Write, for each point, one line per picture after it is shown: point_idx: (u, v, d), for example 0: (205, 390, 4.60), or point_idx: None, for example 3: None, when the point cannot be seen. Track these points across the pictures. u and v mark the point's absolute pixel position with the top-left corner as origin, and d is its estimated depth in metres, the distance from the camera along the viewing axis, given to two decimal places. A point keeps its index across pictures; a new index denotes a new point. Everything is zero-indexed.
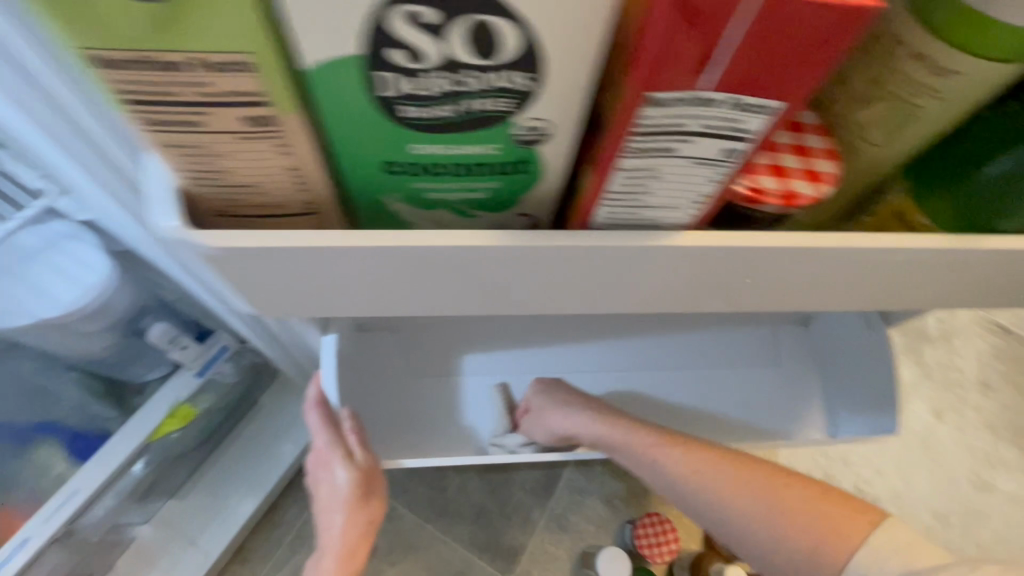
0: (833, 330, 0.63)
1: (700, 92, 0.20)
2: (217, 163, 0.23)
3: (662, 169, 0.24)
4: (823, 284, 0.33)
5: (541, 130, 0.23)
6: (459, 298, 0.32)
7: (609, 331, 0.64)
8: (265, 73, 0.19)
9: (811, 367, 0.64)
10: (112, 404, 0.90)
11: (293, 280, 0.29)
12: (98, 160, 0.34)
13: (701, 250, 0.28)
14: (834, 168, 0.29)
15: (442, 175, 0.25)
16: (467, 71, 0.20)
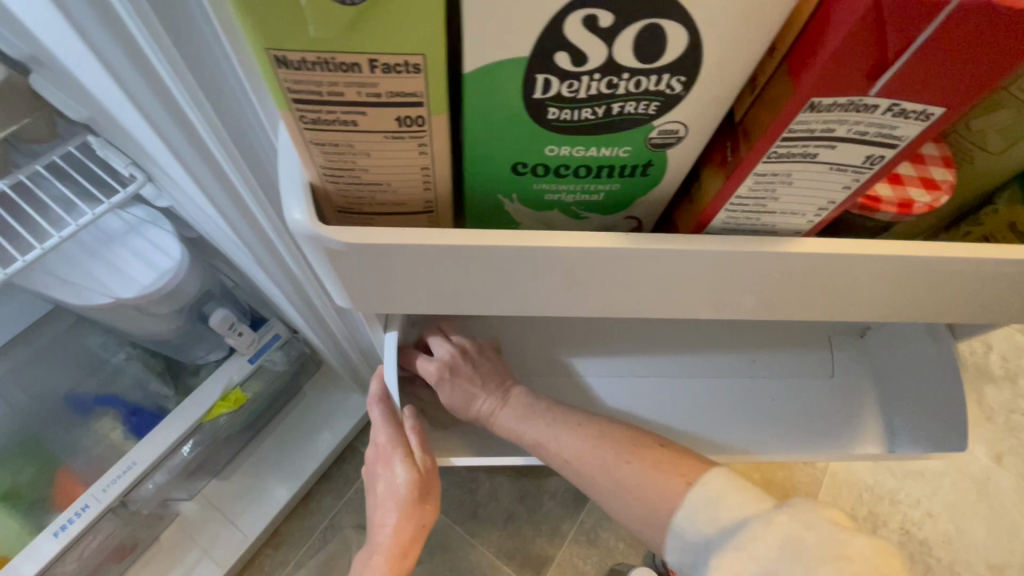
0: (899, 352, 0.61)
1: (864, 98, 0.19)
2: (358, 160, 0.23)
3: (795, 175, 0.23)
4: (931, 297, 0.32)
5: (676, 134, 0.23)
6: (557, 302, 0.32)
7: None
8: (431, 73, 0.19)
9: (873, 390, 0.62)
10: (167, 383, 0.93)
11: (401, 277, 0.29)
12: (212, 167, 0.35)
13: (818, 260, 0.28)
14: (950, 176, 0.29)
15: (565, 174, 0.25)
16: (624, 74, 0.20)
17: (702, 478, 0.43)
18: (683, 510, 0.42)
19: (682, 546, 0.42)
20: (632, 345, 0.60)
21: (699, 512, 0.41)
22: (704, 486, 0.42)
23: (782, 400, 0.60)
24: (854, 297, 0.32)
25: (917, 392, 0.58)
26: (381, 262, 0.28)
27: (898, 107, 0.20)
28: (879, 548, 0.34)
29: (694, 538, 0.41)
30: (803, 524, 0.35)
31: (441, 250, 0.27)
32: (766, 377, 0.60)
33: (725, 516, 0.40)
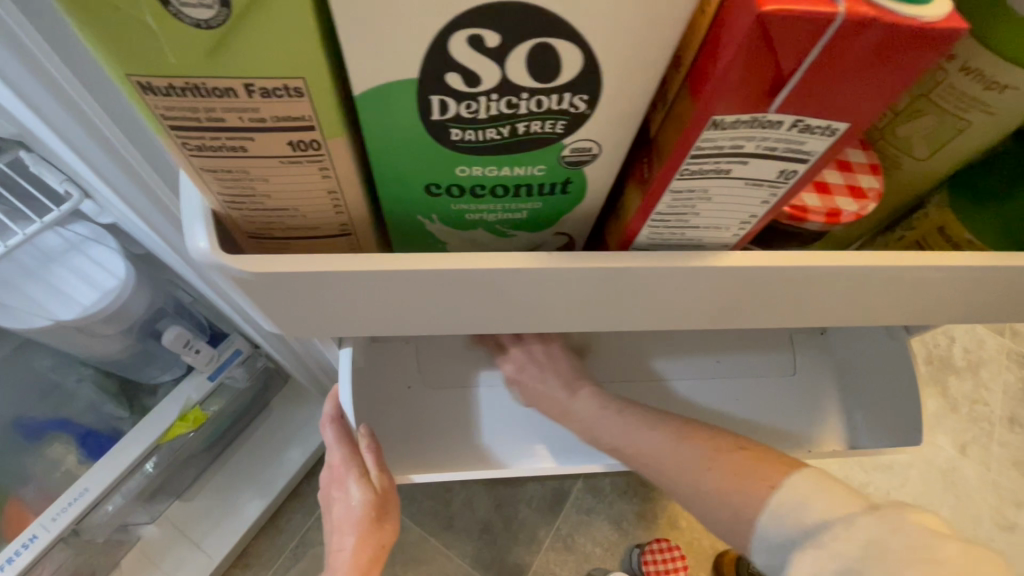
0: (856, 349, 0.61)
1: (766, 115, 0.19)
2: (257, 186, 0.22)
3: (712, 191, 0.23)
4: (872, 301, 0.32)
5: (590, 151, 0.22)
6: (491, 323, 0.31)
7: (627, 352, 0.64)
8: (315, 98, 0.18)
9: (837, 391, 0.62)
10: (122, 405, 0.89)
11: (322, 301, 0.27)
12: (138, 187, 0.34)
13: (748, 272, 0.27)
14: (876, 184, 0.29)
15: (481, 194, 0.24)
16: (521, 94, 0.19)
17: (787, 480, 0.42)
18: (767, 514, 0.41)
19: (767, 547, 0.41)
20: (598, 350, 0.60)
21: (789, 515, 0.40)
22: (791, 488, 0.41)
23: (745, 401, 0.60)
24: (799, 304, 0.31)
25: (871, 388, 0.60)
26: (296, 289, 0.26)
27: (803, 123, 0.19)
28: (973, 553, 0.33)
29: (783, 540, 0.40)
30: (889, 527, 0.35)
31: (358, 274, 0.25)
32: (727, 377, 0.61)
33: (813, 519, 0.38)
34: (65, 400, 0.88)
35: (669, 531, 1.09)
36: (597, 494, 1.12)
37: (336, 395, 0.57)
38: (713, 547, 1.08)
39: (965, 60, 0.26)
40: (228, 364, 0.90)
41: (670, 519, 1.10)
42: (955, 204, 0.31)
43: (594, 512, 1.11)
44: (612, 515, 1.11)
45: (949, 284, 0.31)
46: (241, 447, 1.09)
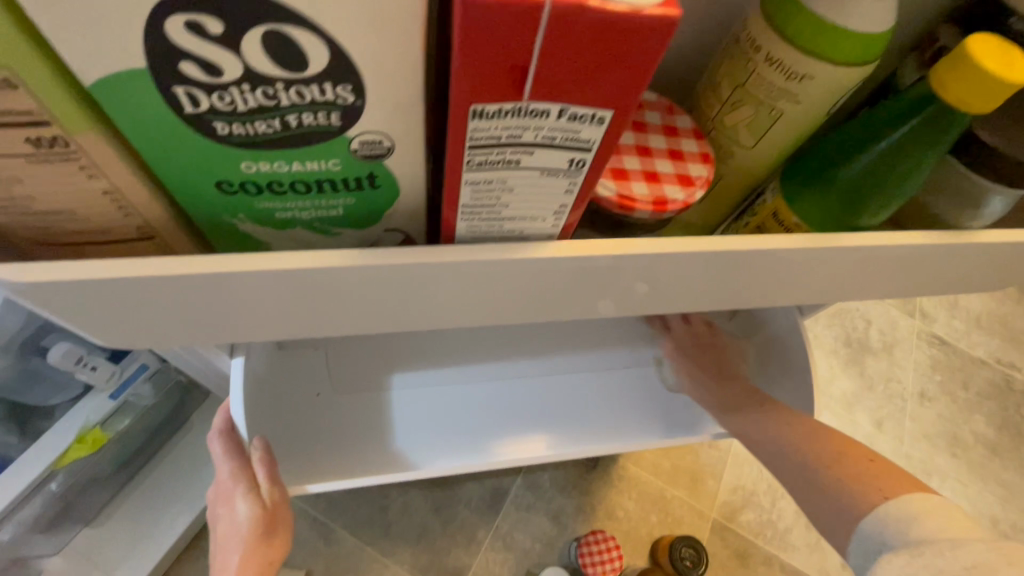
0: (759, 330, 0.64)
1: (526, 103, 0.19)
2: (15, 189, 0.21)
3: (511, 181, 0.23)
4: (714, 285, 0.33)
5: (382, 144, 0.22)
6: (334, 323, 0.30)
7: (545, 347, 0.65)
8: (39, 91, 0.17)
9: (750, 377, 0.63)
10: (12, 428, 0.81)
11: (133, 310, 0.26)
12: None
13: (576, 262, 0.27)
14: (705, 172, 0.30)
15: (283, 191, 0.23)
16: (275, 85, 0.18)
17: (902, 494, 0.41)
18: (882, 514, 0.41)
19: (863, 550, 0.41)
20: (508, 353, 0.64)
21: (892, 521, 0.39)
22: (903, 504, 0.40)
23: (654, 389, 0.65)
24: (643, 293, 0.32)
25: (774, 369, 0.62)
26: (93, 296, 0.24)
27: (568, 111, 0.19)
28: None
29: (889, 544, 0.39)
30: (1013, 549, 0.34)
31: (159, 279, 0.24)
32: (640, 366, 0.66)
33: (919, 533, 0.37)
34: None
35: (607, 522, 1.10)
36: (536, 490, 1.12)
37: (227, 407, 0.55)
38: (651, 535, 1.10)
39: (769, 52, 0.28)
40: (133, 379, 0.85)
41: (608, 510, 1.11)
42: (787, 189, 0.33)
43: (533, 509, 1.11)
44: (552, 511, 1.11)
45: (782, 268, 0.32)
46: (158, 466, 1.03)
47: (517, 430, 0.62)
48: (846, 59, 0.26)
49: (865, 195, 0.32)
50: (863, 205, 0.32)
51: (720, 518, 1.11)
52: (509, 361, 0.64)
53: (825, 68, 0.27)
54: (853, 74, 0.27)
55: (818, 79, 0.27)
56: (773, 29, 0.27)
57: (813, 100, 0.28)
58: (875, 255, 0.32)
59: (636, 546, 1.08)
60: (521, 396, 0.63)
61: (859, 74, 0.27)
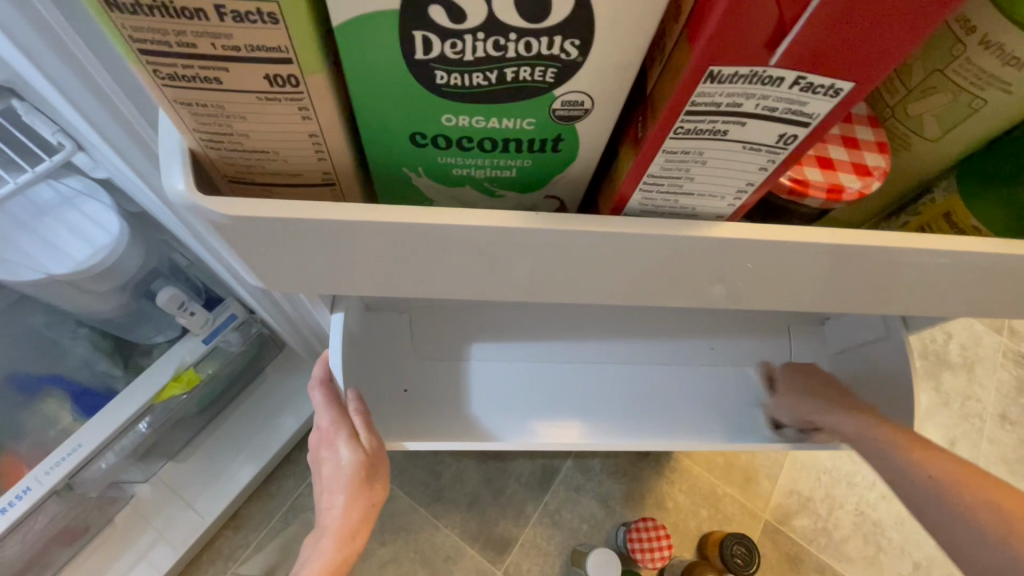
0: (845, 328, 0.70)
1: (766, 68, 0.18)
2: (235, 125, 0.21)
3: (707, 153, 0.22)
4: (870, 284, 0.31)
5: (581, 105, 0.21)
6: (485, 287, 0.31)
7: (615, 330, 0.70)
8: (293, 28, 0.18)
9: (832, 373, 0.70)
10: (117, 363, 0.91)
11: (312, 255, 0.27)
12: (111, 119, 0.36)
13: (741, 244, 0.26)
14: (883, 162, 0.28)
15: (469, 148, 0.23)
16: (509, 33, 0.18)
17: None
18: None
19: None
20: (587, 336, 0.70)
21: None
22: None
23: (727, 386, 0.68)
24: (787, 286, 0.31)
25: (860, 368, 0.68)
26: (281, 241, 0.26)
27: (805, 80, 0.18)
28: None
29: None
30: None
31: (344, 225, 0.24)
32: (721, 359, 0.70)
33: None
34: (60, 356, 0.89)
35: (657, 511, 1.09)
36: (586, 472, 1.13)
37: (326, 359, 0.56)
38: (699, 528, 1.09)
39: (986, 34, 0.24)
40: (223, 328, 0.90)
41: (658, 500, 1.11)
42: (964, 189, 0.31)
43: (582, 490, 1.11)
44: (600, 494, 1.11)
45: (947, 272, 0.30)
46: (236, 412, 1.10)
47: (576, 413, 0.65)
48: None
49: None
50: None
51: (773, 521, 1.09)
52: (588, 342, 0.68)
53: None
54: None
55: None
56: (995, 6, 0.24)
57: None
58: None
59: (684, 537, 1.08)
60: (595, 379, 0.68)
61: None
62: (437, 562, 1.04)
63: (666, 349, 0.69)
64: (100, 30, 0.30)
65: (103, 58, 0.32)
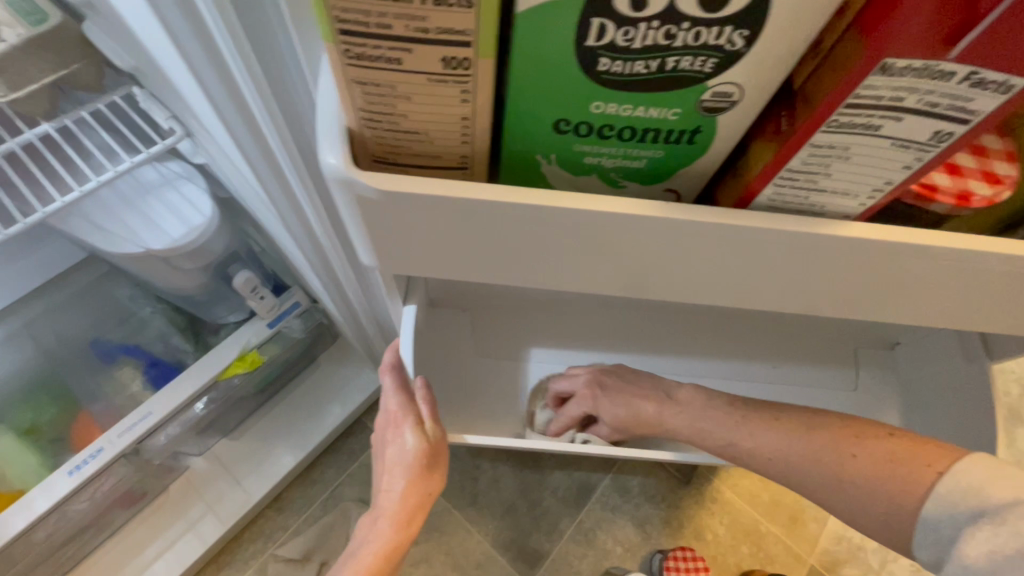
0: (916, 359, 0.72)
1: (940, 63, 0.18)
2: (398, 103, 0.23)
3: (853, 150, 0.22)
4: (986, 297, 0.31)
5: (729, 98, 0.22)
6: (591, 276, 0.32)
7: (663, 347, 0.75)
8: (482, 10, 0.19)
9: (892, 396, 0.73)
10: (188, 338, 0.96)
11: (438, 233, 0.28)
12: (234, 103, 0.39)
13: (867, 246, 0.26)
14: (1014, 171, 0.27)
15: (608, 137, 0.24)
16: (683, 24, 0.19)
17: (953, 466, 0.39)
18: (931, 499, 0.39)
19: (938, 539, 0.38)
20: (642, 349, 0.74)
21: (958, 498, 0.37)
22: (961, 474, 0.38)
23: None
24: (895, 295, 0.31)
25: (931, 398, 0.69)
26: (415, 216, 0.27)
27: (978, 76, 0.18)
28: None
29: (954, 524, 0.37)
30: None
31: (485, 207, 0.26)
32: (778, 383, 0.74)
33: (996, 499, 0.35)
34: (137, 328, 0.95)
35: (696, 542, 1.06)
36: (624, 493, 1.10)
37: (397, 345, 0.57)
38: (740, 565, 1.04)
39: None
40: (286, 314, 0.94)
41: (697, 529, 1.07)
42: None
43: (619, 511, 1.08)
44: (637, 517, 1.08)
45: None
46: (289, 397, 1.13)
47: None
48: None
49: None
50: None
51: (820, 566, 1.03)
52: (638, 354, 0.74)
53: None
54: None
55: None
56: None
57: None
58: None
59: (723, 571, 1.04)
60: None
61: None
62: (468, 568, 1.04)
63: (716, 363, 0.75)
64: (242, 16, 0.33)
65: (245, 47, 0.34)
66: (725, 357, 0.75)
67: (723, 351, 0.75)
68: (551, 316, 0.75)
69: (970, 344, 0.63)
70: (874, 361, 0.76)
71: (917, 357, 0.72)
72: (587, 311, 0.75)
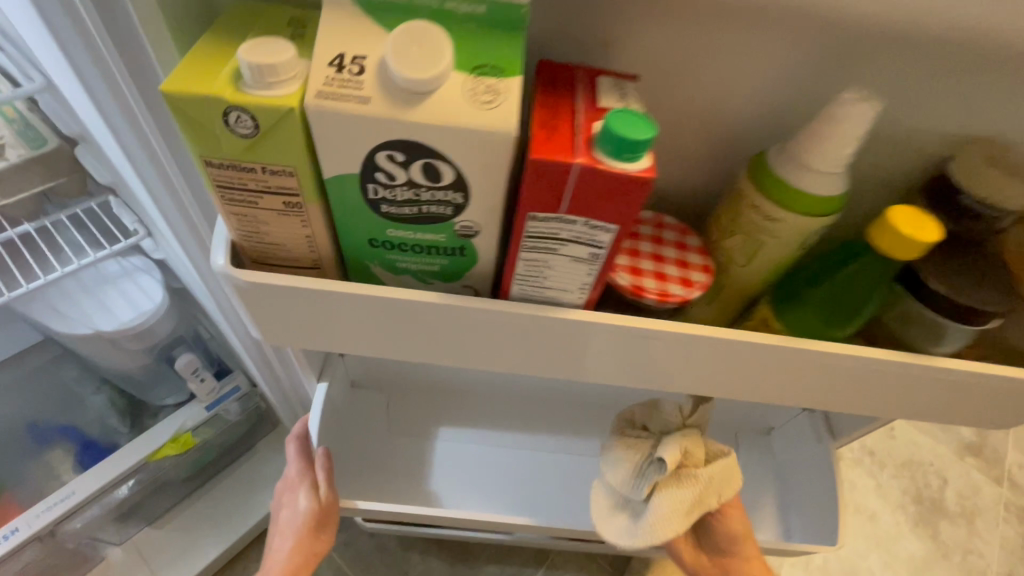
0: (786, 441, 0.82)
1: (564, 215, 0.31)
2: (261, 226, 0.35)
3: (550, 262, 0.34)
4: (707, 368, 0.42)
5: (472, 228, 0.35)
6: (420, 349, 0.42)
7: (564, 428, 0.83)
8: (301, 177, 0.32)
9: (769, 476, 0.82)
10: (125, 421, 1.00)
11: (298, 314, 0.39)
12: (183, 223, 0.51)
13: (593, 326, 0.38)
14: (703, 278, 0.41)
15: (405, 250, 0.37)
16: (421, 187, 0.32)
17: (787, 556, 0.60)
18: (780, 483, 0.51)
19: None
20: (545, 430, 0.83)
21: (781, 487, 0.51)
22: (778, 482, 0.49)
23: None
24: (644, 364, 0.42)
25: (797, 477, 0.78)
26: (278, 301, 0.38)
27: (589, 222, 0.31)
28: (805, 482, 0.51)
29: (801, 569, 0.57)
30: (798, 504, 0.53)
31: (326, 298, 0.37)
32: None
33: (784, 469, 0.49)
34: (78, 409, 1.00)
35: None
36: None
37: (306, 418, 0.65)
38: None
39: (751, 198, 0.39)
40: (226, 398, 1.00)
41: None
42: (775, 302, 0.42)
43: None
44: None
45: (762, 361, 0.40)
46: (222, 483, 1.15)
47: (524, 497, 0.77)
48: (804, 209, 0.37)
49: (834, 313, 0.40)
50: (848, 316, 0.40)
51: None
52: (541, 434, 0.82)
53: (787, 214, 0.37)
54: (808, 222, 0.38)
55: (784, 221, 0.38)
56: (750, 179, 0.39)
57: (785, 234, 0.38)
58: (845, 364, 0.40)
59: None
60: (538, 465, 0.80)
61: (813, 224, 0.38)
62: None
63: None
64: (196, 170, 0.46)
65: (196, 189, 0.47)
66: None
67: None
68: (464, 398, 0.84)
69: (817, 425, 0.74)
70: (754, 443, 0.85)
71: (787, 439, 0.81)
72: (495, 395, 0.84)
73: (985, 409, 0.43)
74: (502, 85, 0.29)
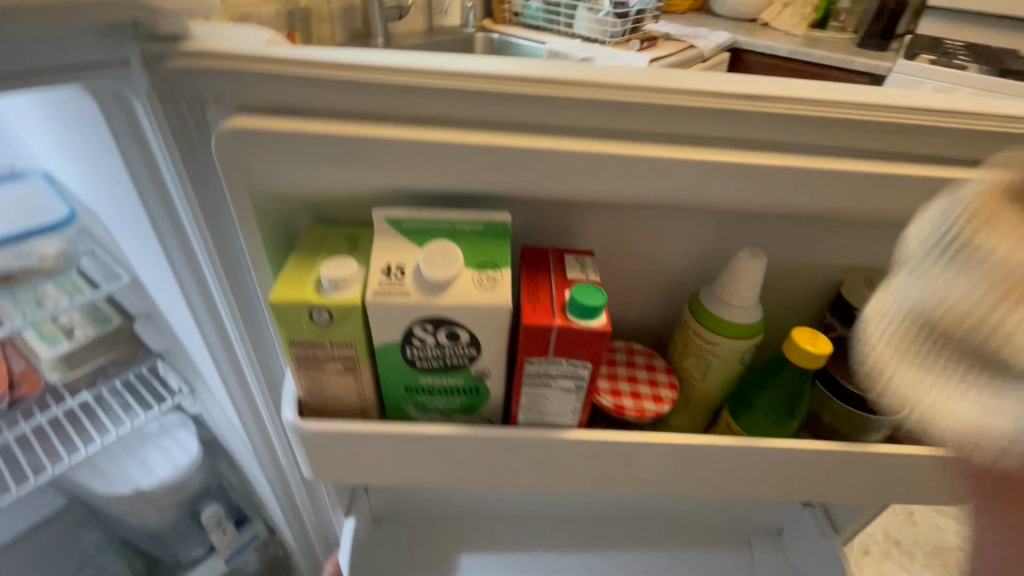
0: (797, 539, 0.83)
1: (551, 358, 0.42)
2: (323, 385, 0.46)
3: (546, 393, 0.45)
4: (687, 470, 0.50)
5: (483, 371, 0.45)
6: (445, 475, 0.50)
7: (581, 547, 0.85)
8: (358, 347, 0.43)
9: None
10: None
11: (347, 455, 0.48)
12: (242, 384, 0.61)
13: (586, 442, 0.47)
14: (670, 393, 0.51)
15: (433, 393, 0.47)
16: (445, 346, 0.43)
17: None
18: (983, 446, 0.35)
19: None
20: (562, 549, 0.85)
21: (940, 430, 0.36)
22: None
23: None
24: (634, 472, 0.50)
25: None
26: (332, 444, 0.47)
27: (570, 361, 0.42)
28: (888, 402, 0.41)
29: None
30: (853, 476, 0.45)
31: (373, 439, 0.47)
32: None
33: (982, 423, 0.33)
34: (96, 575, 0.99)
35: None
36: None
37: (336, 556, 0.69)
38: None
39: (692, 327, 0.51)
40: (244, 548, 1.02)
41: None
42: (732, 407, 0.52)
43: None
44: None
45: (730, 459, 0.49)
46: None
47: None
48: (732, 332, 0.49)
49: (777, 412, 0.50)
50: (788, 413, 0.50)
51: None
52: (558, 554, 0.84)
53: (720, 337, 0.49)
54: (737, 341, 0.49)
55: (719, 342, 0.49)
56: (689, 313, 0.52)
57: (723, 353, 0.50)
58: (794, 455, 0.48)
59: None
60: None
61: (742, 342, 0.49)
62: None
63: (627, 558, 0.84)
64: (259, 344, 0.57)
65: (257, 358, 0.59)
66: (634, 551, 0.84)
67: (633, 545, 0.85)
68: (480, 523, 0.86)
69: (820, 518, 0.77)
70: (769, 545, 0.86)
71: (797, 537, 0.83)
72: (510, 516, 0.87)
73: (928, 484, 0.51)
74: (499, 274, 0.42)
